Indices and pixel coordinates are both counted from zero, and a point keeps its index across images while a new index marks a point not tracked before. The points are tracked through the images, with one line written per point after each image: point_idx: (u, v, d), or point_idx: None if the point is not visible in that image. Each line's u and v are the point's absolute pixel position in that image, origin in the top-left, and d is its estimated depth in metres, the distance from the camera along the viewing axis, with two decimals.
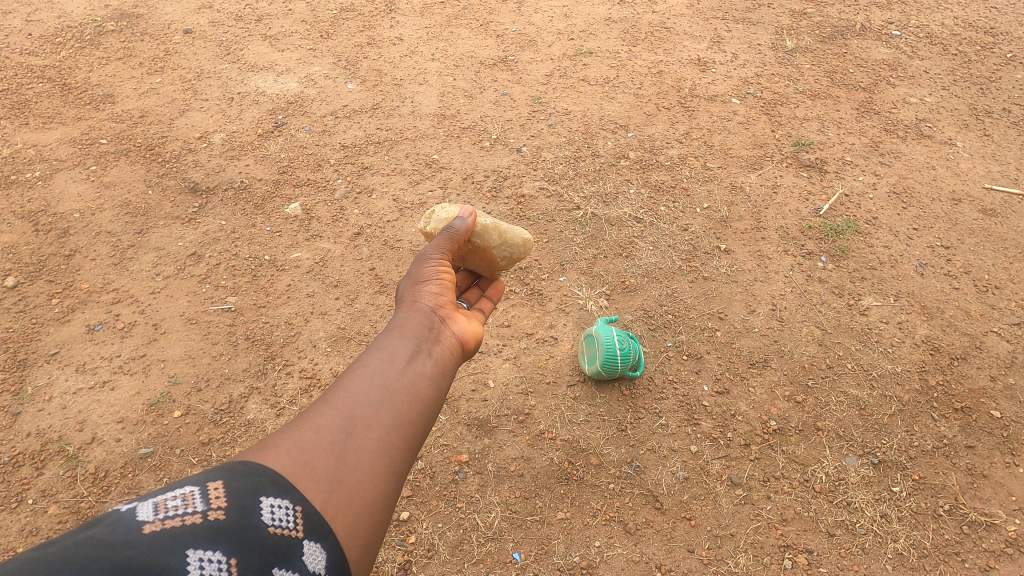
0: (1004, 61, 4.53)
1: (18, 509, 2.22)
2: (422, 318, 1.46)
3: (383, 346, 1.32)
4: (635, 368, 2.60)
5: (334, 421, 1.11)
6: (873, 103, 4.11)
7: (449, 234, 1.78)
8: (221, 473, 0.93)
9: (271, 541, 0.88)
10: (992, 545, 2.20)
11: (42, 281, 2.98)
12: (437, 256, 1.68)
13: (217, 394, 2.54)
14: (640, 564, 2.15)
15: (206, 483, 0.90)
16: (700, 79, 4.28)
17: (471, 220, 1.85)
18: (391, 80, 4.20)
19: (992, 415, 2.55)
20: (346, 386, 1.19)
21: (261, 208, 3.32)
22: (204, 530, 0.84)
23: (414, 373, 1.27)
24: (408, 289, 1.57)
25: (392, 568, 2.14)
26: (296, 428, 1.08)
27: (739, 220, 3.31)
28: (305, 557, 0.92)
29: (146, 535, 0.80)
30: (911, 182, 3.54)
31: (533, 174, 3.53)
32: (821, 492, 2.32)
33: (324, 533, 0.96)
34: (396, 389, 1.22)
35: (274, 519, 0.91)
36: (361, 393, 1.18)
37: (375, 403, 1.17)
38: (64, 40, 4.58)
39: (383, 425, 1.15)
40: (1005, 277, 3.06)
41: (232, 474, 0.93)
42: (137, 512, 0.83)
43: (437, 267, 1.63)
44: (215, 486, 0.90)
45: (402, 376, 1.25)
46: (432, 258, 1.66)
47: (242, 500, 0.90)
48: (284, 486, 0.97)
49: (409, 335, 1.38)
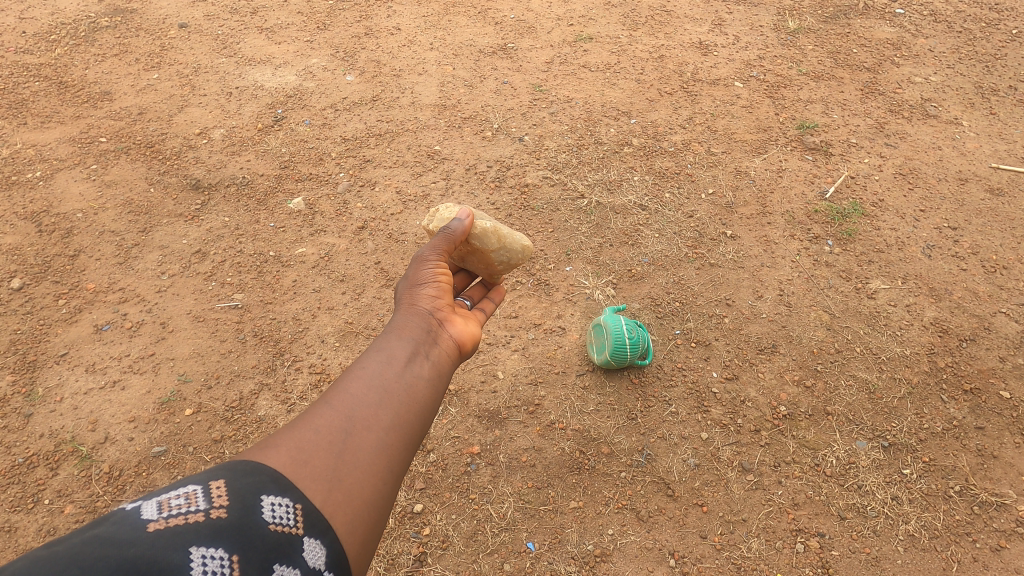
0: (1009, 38, 4.49)
1: (35, 510, 2.23)
2: (420, 320, 1.45)
3: (380, 348, 1.31)
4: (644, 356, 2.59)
5: (333, 421, 1.11)
6: (877, 84, 4.07)
7: (448, 235, 1.76)
8: (223, 472, 0.93)
9: (272, 538, 0.88)
10: (1002, 525, 2.21)
11: (48, 282, 2.97)
12: (435, 257, 1.66)
13: (227, 391, 2.55)
14: (653, 551, 2.16)
15: (208, 482, 0.90)
16: (702, 63, 4.24)
17: (469, 222, 1.84)
18: (390, 71, 4.17)
19: (1002, 395, 2.55)
20: (344, 387, 1.19)
21: (264, 204, 3.31)
22: (206, 527, 0.84)
23: (412, 375, 1.27)
24: (406, 291, 1.56)
25: (407, 560, 2.15)
26: (295, 429, 1.08)
27: (744, 205, 3.29)
28: (305, 554, 0.91)
29: (151, 533, 0.80)
30: (917, 163, 3.53)
31: (536, 163, 3.51)
32: (832, 476, 2.33)
33: (324, 529, 0.96)
34: (394, 390, 1.22)
35: (274, 517, 0.91)
36: (359, 395, 1.17)
37: (373, 404, 1.17)
38: (58, 38, 4.53)
39: (382, 425, 1.15)
40: (1013, 257, 3.05)
41: (234, 473, 0.93)
42: (140, 511, 0.83)
43: (435, 269, 1.61)
44: (217, 485, 0.90)
45: (400, 378, 1.25)
46: (429, 259, 1.64)
47: (243, 498, 0.90)
48: (284, 485, 0.97)
49: (407, 337, 1.37)
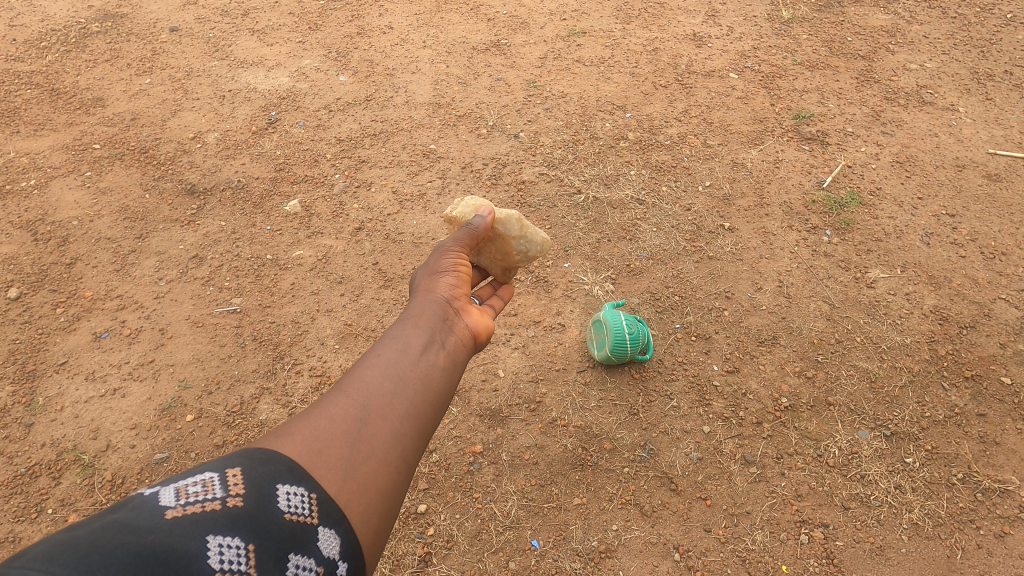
0: (1004, 23, 4.48)
1: (38, 519, 2.22)
2: (435, 309, 1.44)
3: (395, 337, 1.30)
4: (646, 349, 2.57)
5: (349, 410, 1.10)
6: (873, 72, 4.06)
7: (470, 230, 1.76)
8: (239, 460, 0.93)
9: (287, 528, 0.88)
10: (1005, 511, 2.22)
11: (45, 290, 2.95)
12: (454, 249, 1.66)
13: (228, 396, 2.54)
14: (658, 546, 2.16)
15: (225, 470, 0.90)
16: (696, 55, 4.22)
17: (491, 218, 1.84)
18: (383, 71, 4.15)
19: (1003, 381, 2.55)
20: (359, 375, 1.18)
21: (260, 207, 3.30)
22: (223, 516, 0.84)
23: (426, 364, 1.26)
24: (424, 280, 1.56)
25: (412, 561, 2.14)
26: (311, 417, 1.07)
27: (742, 197, 3.29)
28: (320, 543, 0.90)
29: (169, 521, 0.80)
30: (913, 151, 3.52)
31: (532, 159, 3.50)
32: (834, 466, 2.33)
33: (338, 519, 0.95)
34: (409, 379, 1.21)
35: (290, 506, 0.90)
36: (375, 383, 1.17)
37: (388, 393, 1.16)
38: (48, 44, 4.50)
39: (397, 415, 1.14)
40: (1012, 243, 3.04)
41: (251, 461, 0.93)
42: (158, 498, 0.83)
43: (454, 261, 1.61)
44: (234, 473, 0.90)
45: (415, 367, 1.24)
46: (449, 251, 1.64)
47: (259, 487, 0.90)
48: (300, 474, 0.96)
49: (422, 326, 1.36)
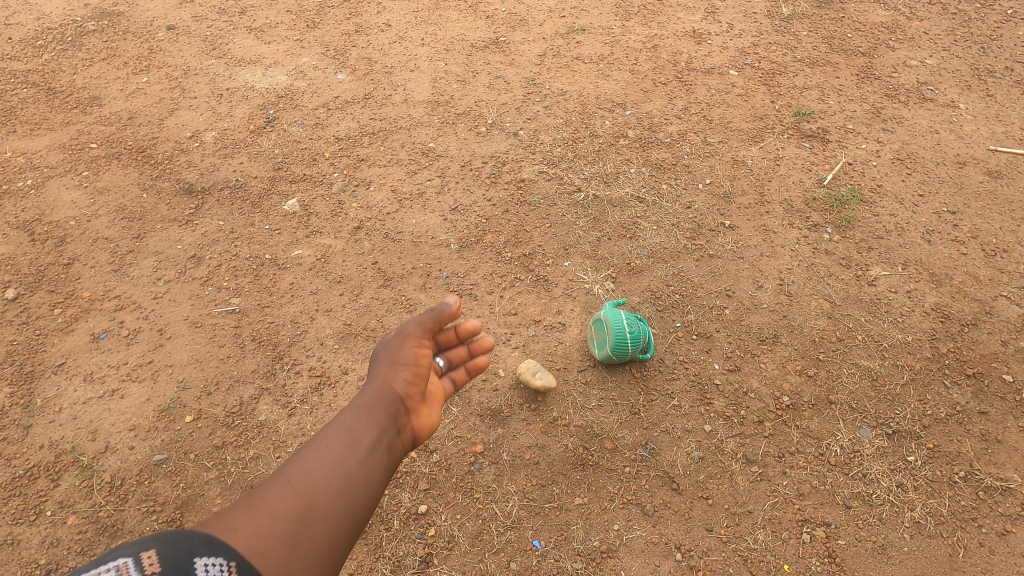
0: (1005, 19, 4.46)
1: (37, 522, 2.21)
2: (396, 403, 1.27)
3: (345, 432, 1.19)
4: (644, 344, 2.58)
5: (276, 509, 1.04)
6: (873, 68, 4.05)
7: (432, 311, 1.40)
8: (155, 541, 0.90)
9: None
10: (1007, 509, 2.21)
11: (43, 291, 2.94)
12: (427, 324, 1.39)
13: (227, 397, 2.53)
14: (660, 546, 2.15)
15: (140, 553, 0.88)
16: (696, 52, 4.21)
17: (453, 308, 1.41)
18: (381, 68, 4.14)
19: (1004, 379, 2.54)
20: (297, 469, 1.10)
21: (258, 207, 3.28)
22: None
23: (369, 471, 1.15)
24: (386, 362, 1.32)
25: (413, 562, 2.13)
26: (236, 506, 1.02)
27: (742, 195, 3.28)
28: None
29: None
30: (914, 148, 3.51)
31: (531, 157, 3.48)
32: (836, 465, 2.32)
33: None
34: (346, 486, 1.11)
35: None
36: (310, 483, 1.09)
37: (322, 496, 1.08)
38: (45, 43, 4.48)
39: (326, 524, 1.06)
40: (1013, 240, 3.03)
41: (166, 543, 0.91)
42: None
43: (426, 340, 1.36)
44: (148, 557, 0.88)
45: (358, 473, 1.14)
46: (421, 326, 1.38)
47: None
48: (218, 545, 0.95)
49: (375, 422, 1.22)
